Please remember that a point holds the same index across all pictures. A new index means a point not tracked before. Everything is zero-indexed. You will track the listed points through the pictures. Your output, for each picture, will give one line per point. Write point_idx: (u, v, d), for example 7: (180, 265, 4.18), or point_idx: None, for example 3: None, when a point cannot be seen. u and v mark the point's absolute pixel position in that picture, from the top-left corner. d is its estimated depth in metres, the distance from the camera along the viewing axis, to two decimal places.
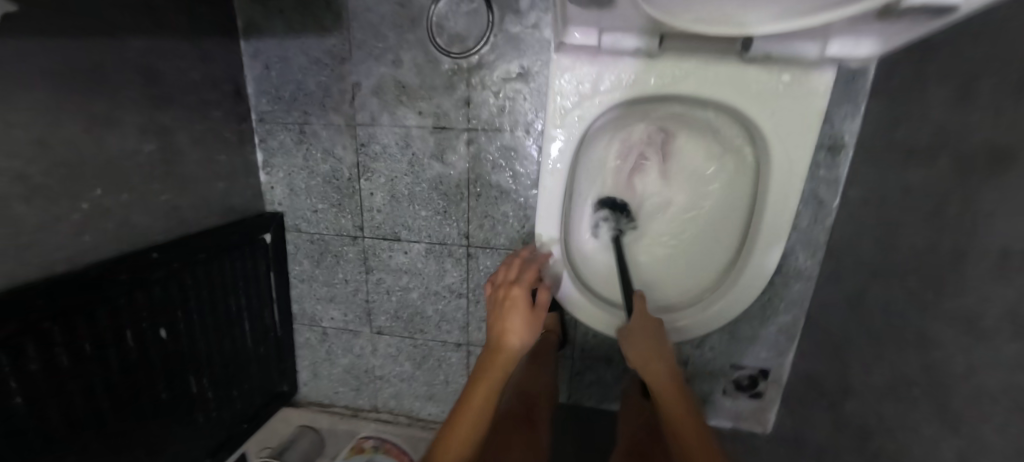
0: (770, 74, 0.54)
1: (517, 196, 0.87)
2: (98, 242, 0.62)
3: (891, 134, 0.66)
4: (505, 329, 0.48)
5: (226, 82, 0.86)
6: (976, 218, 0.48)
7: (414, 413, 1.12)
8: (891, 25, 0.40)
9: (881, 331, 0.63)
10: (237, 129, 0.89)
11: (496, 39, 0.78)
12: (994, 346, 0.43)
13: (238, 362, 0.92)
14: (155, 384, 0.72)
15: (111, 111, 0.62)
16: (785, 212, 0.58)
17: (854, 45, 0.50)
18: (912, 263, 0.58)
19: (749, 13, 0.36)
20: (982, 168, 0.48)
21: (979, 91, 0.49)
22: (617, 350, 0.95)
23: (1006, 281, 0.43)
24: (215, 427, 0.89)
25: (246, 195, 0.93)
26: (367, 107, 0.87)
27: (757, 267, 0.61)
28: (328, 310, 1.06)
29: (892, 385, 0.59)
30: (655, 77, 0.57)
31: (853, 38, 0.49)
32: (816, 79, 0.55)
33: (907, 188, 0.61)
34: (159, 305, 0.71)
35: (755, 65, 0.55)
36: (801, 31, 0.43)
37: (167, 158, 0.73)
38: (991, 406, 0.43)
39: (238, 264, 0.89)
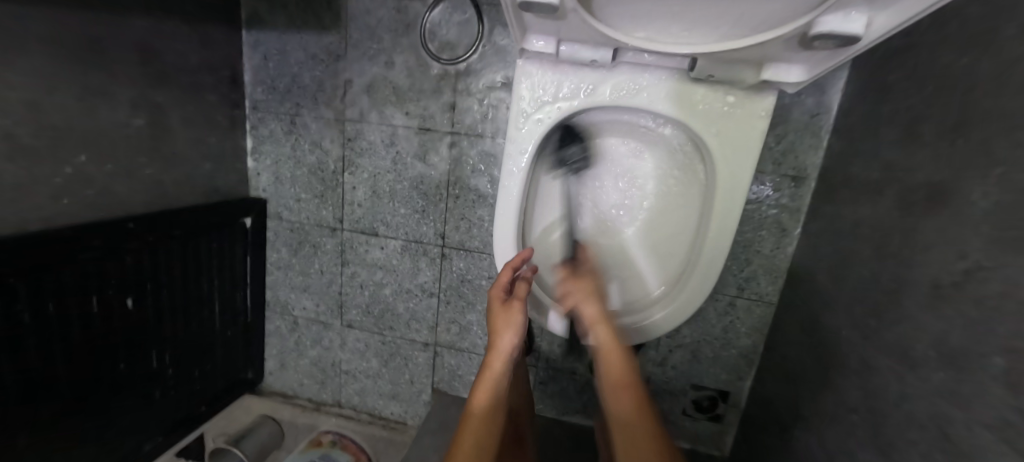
0: (716, 93, 0.50)
1: (492, 200, 0.89)
2: (76, 207, 0.64)
3: (847, 169, 0.69)
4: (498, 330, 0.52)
5: (224, 69, 0.89)
6: (914, 251, 0.50)
7: (376, 411, 1.11)
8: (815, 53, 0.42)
9: (828, 358, 0.64)
10: (229, 114, 0.92)
11: (485, 49, 0.82)
12: (926, 375, 0.45)
13: (203, 343, 0.92)
14: (115, 353, 0.72)
15: (107, 84, 0.65)
16: (725, 235, 0.53)
17: (785, 69, 0.46)
18: (857, 291, 0.60)
19: (694, 33, 0.39)
20: (922, 203, 0.50)
21: (923, 132, 0.53)
22: (580, 362, 0.95)
23: (940, 313, 0.45)
24: (172, 406, 0.88)
25: (232, 178, 0.95)
26: (357, 104, 0.90)
27: (694, 288, 0.55)
28: (300, 300, 1.06)
29: (835, 412, 0.60)
30: (610, 89, 0.52)
31: (786, 61, 0.45)
32: (756, 101, 0.50)
33: (858, 220, 0.63)
34: (130, 275, 0.72)
35: (702, 83, 0.51)
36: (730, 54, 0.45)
37: (156, 134, 0.75)
38: (919, 433, 0.44)
39: (215, 244, 0.90)
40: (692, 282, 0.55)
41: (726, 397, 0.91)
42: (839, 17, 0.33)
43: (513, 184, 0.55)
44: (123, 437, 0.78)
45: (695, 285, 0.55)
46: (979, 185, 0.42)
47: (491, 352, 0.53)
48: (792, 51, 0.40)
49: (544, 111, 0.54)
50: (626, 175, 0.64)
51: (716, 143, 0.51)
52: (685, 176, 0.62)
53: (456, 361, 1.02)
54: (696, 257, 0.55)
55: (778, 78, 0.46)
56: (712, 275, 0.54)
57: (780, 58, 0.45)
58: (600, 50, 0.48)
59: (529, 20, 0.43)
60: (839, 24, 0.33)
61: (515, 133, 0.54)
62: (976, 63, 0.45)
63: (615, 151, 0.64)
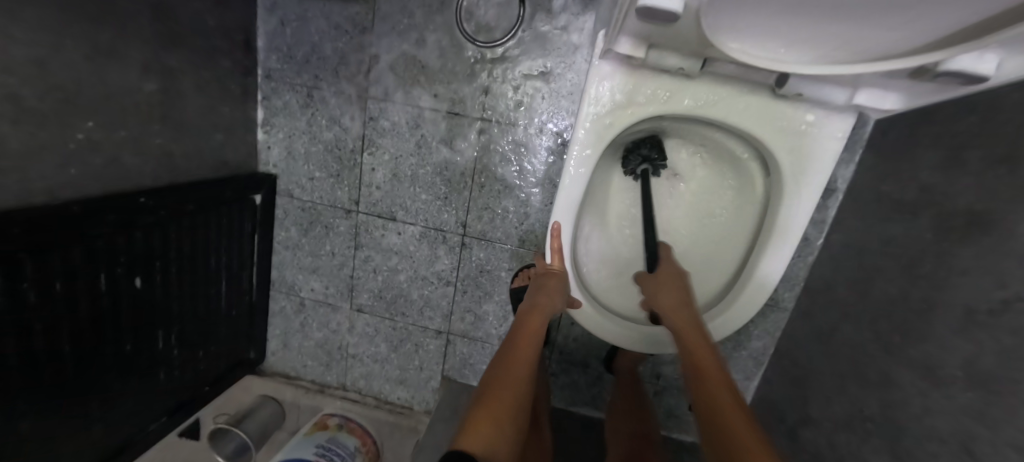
0: (796, 111, 0.52)
1: (519, 192, 0.88)
2: (86, 178, 0.58)
3: (880, 187, 0.71)
4: (537, 304, 0.56)
5: (237, 32, 0.82)
6: (946, 275, 0.52)
7: (382, 395, 1.10)
8: (915, 84, 0.45)
9: (844, 366, 0.67)
10: (241, 82, 0.86)
11: (524, 35, 0.79)
12: (950, 393, 0.47)
13: (208, 322, 0.89)
14: (121, 334, 0.68)
15: (119, 43, 0.58)
16: (784, 248, 0.55)
17: (879, 95, 0.48)
18: (882, 306, 0.63)
19: (793, 51, 0.40)
20: (961, 228, 0.52)
21: (967, 159, 0.54)
22: (594, 356, 0.97)
23: (969, 335, 0.46)
24: (176, 387, 0.86)
25: (240, 151, 0.90)
26: (382, 81, 0.86)
27: (756, 287, 0.56)
28: (309, 281, 1.03)
29: (849, 419, 0.63)
30: (689, 98, 0.53)
31: (882, 88, 0.47)
32: (833, 123, 0.52)
33: (888, 239, 0.66)
34: (139, 252, 0.68)
35: (785, 100, 0.51)
36: (838, 81, 0.47)
37: (166, 100, 0.69)
38: (938, 446, 0.47)
39: (224, 220, 0.86)
40: (754, 278, 0.56)
41: (731, 395, 0.98)
42: (973, 58, 0.35)
43: (573, 185, 0.55)
44: (128, 418, 0.76)
45: (755, 284, 0.56)
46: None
47: (528, 322, 0.54)
48: (895, 78, 0.43)
49: (617, 113, 0.54)
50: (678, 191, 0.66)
51: (785, 159, 0.53)
52: (741, 192, 0.63)
53: (469, 349, 1.01)
54: (749, 272, 0.57)
55: (872, 103, 0.48)
56: (763, 293, 0.56)
57: (878, 85, 0.47)
58: (688, 60, 0.48)
59: (625, 19, 0.42)
60: (971, 65, 0.35)
61: (581, 132, 0.54)
62: None
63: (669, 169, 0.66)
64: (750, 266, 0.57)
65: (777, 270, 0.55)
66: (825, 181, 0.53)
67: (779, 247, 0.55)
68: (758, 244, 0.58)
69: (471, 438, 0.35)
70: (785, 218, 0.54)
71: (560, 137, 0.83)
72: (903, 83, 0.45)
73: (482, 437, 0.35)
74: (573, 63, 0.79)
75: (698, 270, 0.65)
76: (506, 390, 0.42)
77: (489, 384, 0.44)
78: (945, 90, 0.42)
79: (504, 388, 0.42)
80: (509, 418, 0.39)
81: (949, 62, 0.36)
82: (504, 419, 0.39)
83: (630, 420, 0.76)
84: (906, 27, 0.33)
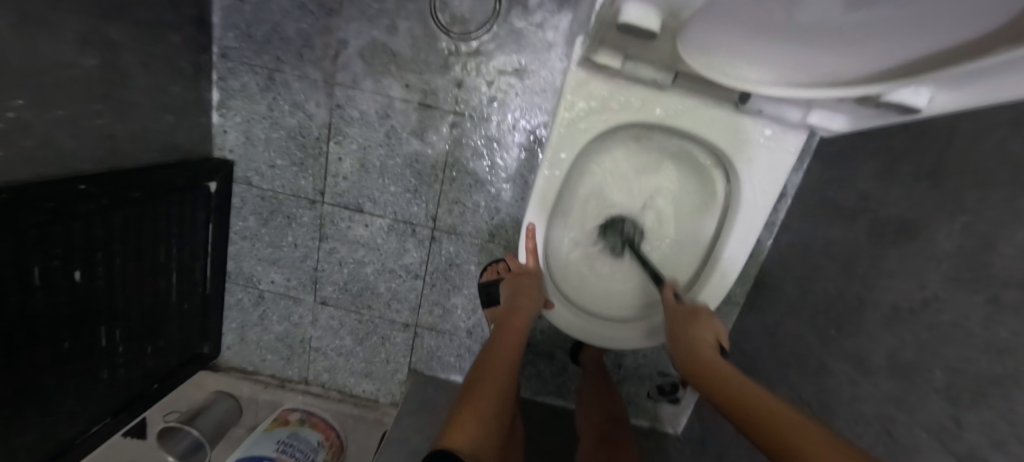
0: (757, 124, 0.55)
1: (490, 187, 0.88)
2: (22, 163, 0.53)
3: (825, 194, 0.77)
4: (517, 305, 0.59)
5: (189, 5, 0.76)
6: (876, 276, 0.59)
7: (347, 388, 1.09)
8: (860, 109, 0.49)
9: (786, 357, 0.74)
10: (194, 60, 0.80)
11: (499, 30, 0.78)
12: (874, 382, 0.53)
13: (156, 318, 0.84)
14: (58, 332, 0.63)
15: (53, 13, 0.51)
16: (741, 250, 0.59)
17: (829, 116, 0.52)
18: (820, 303, 0.69)
19: (753, 71, 0.43)
20: (889, 235, 0.58)
21: (898, 172, 0.60)
22: (560, 347, 1.00)
23: (892, 331, 0.53)
24: (119, 386, 0.80)
25: (193, 134, 0.84)
26: (350, 68, 0.83)
27: (713, 288, 0.61)
28: (269, 273, 0.99)
29: (789, 404, 0.70)
30: (661, 107, 0.55)
31: (831, 110, 0.52)
32: (789, 137, 0.56)
33: (829, 241, 0.72)
34: (77, 243, 0.63)
35: (747, 115, 0.55)
36: (793, 100, 0.51)
37: (108, 77, 0.63)
38: (863, 428, 0.53)
39: (174, 209, 0.80)
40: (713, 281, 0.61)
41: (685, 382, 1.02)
42: (910, 91, 0.39)
43: (547, 187, 0.57)
44: (66, 422, 0.71)
45: (713, 286, 0.61)
46: (944, 229, 0.49)
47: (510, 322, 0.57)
48: (844, 103, 0.47)
49: (590, 119, 0.55)
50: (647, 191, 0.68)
51: (745, 169, 0.56)
52: (702, 197, 0.66)
53: (437, 342, 1.02)
54: (708, 272, 0.62)
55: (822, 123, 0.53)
56: (719, 294, 0.61)
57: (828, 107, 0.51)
58: (662, 72, 0.50)
59: (603, 30, 0.43)
60: (908, 97, 0.40)
61: (555, 136, 0.55)
62: (956, 120, 0.51)
63: (637, 168, 0.68)
64: (709, 269, 0.62)
65: (732, 271, 0.60)
66: (777, 191, 0.57)
67: (737, 250, 0.60)
68: (717, 246, 0.62)
69: (459, 431, 0.37)
70: (743, 223, 0.59)
71: (532, 134, 0.84)
72: (850, 109, 0.49)
73: (468, 428, 0.37)
74: (547, 62, 0.79)
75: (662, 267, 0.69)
76: (489, 392, 0.44)
77: (471, 387, 0.45)
78: (884, 118, 0.47)
79: (488, 384, 0.45)
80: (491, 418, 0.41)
81: (892, 94, 0.40)
82: (487, 413, 0.41)
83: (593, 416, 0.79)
84: (854, 59, 0.36)
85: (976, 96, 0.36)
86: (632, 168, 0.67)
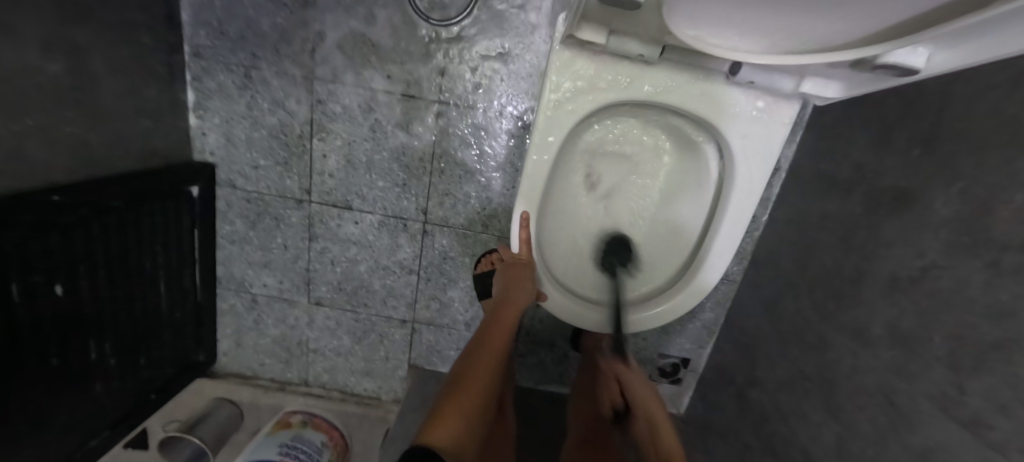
0: (750, 97, 0.54)
1: (480, 177, 0.86)
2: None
3: (819, 167, 0.77)
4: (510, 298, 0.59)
5: (156, 3, 0.72)
6: (874, 247, 0.58)
7: (348, 388, 1.08)
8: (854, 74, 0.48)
9: (787, 332, 0.74)
10: (165, 61, 0.77)
11: (480, 14, 0.76)
12: (876, 353, 0.53)
13: (148, 327, 0.83)
14: (46, 349, 0.61)
15: (12, 16, 0.48)
16: (737, 226, 0.59)
17: (823, 84, 0.51)
18: (819, 277, 0.69)
19: (744, 40, 0.41)
20: (887, 205, 0.57)
21: (893, 139, 0.59)
22: (560, 335, 1.00)
23: (892, 301, 0.52)
24: (116, 397, 0.80)
25: (171, 138, 0.82)
26: (329, 61, 0.80)
27: (711, 266, 0.60)
28: (260, 276, 0.97)
29: (790, 379, 0.70)
30: (650, 84, 0.54)
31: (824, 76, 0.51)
32: (783, 108, 0.54)
33: (825, 214, 0.71)
34: (57, 256, 0.60)
35: (739, 87, 0.54)
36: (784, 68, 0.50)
37: (76, 82, 0.60)
38: (865, 400, 0.53)
39: (157, 216, 0.78)
40: (709, 259, 0.60)
41: (687, 363, 1.05)
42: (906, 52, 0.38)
43: (536, 172, 0.55)
44: (63, 436, 0.70)
45: (710, 264, 0.60)
46: (942, 195, 0.48)
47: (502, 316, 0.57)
48: (837, 68, 0.46)
49: (579, 99, 0.53)
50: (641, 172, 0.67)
51: (739, 144, 0.55)
52: (696, 175, 0.65)
53: (435, 337, 1.01)
54: (704, 252, 0.61)
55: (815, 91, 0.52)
56: (716, 272, 0.60)
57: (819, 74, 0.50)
58: (650, 46, 0.48)
59: (587, 5, 0.42)
60: (904, 58, 0.39)
61: (541, 120, 0.54)
62: (950, 84, 0.50)
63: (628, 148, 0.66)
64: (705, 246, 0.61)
65: (729, 248, 0.60)
66: (772, 165, 0.56)
67: (732, 226, 0.59)
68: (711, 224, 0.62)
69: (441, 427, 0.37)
70: (738, 198, 0.58)
71: (520, 121, 0.82)
72: (844, 74, 0.49)
73: (451, 425, 0.38)
74: (531, 44, 0.77)
75: (657, 250, 0.68)
76: (472, 392, 0.44)
77: (458, 382, 0.45)
78: (882, 81, 0.46)
79: (474, 381, 0.45)
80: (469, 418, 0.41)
81: (888, 55, 0.39)
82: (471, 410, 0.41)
83: (590, 403, 0.79)
84: (848, 22, 0.34)
85: (973, 52, 0.34)
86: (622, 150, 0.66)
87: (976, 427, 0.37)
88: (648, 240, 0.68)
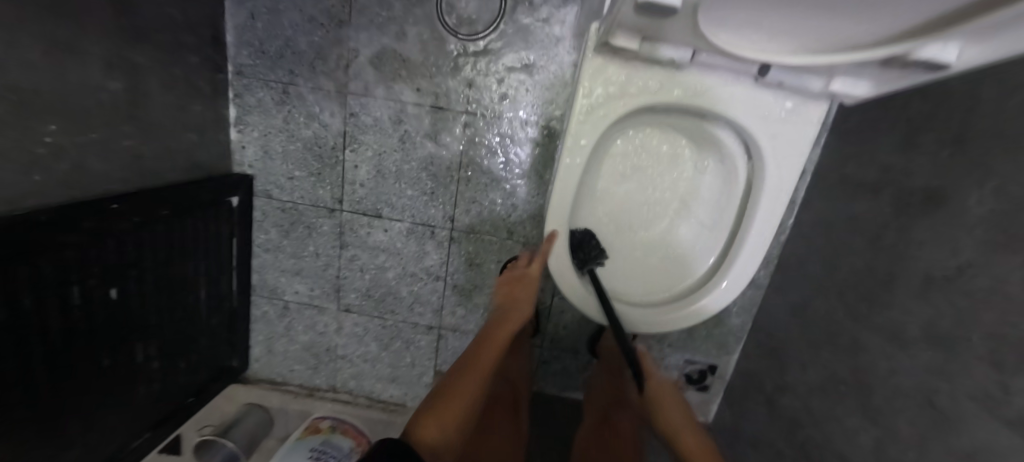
0: (776, 99, 0.55)
1: (505, 184, 0.88)
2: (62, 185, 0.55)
3: (844, 169, 0.77)
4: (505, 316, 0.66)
5: (204, 27, 0.78)
6: (906, 247, 0.58)
7: (374, 394, 1.10)
8: (881, 73, 0.49)
9: (817, 336, 0.73)
10: (211, 79, 0.82)
11: (505, 28, 0.79)
12: (914, 353, 0.52)
13: (189, 331, 0.86)
14: (98, 350, 0.65)
15: (79, 39, 0.53)
16: (768, 226, 0.59)
17: (852, 83, 0.51)
18: (849, 279, 0.68)
19: (773, 42, 0.43)
20: (918, 204, 0.57)
21: (922, 139, 0.59)
22: (584, 341, 1.00)
23: (928, 299, 0.52)
24: (158, 399, 0.83)
25: (213, 151, 0.86)
26: (362, 77, 0.84)
27: (742, 266, 0.61)
28: (292, 283, 1.01)
29: (822, 383, 0.69)
30: (678, 88, 0.55)
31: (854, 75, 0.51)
32: (809, 109, 0.55)
33: (853, 215, 0.71)
34: (112, 260, 0.64)
35: (765, 88, 0.55)
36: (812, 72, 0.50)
37: (133, 99, 0.65)
38: (903, 401, 0.52)
39: (199, 225, 0.82)
40: (741, 257, 0.60)
41: (713, 370, 1.03)
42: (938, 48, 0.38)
43: (568, 177, 0.57)
44: (108, 436, 0.72)
45: (742, 264, 0.60)
46: (975, 193, 0.48)
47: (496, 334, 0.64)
48: (866, 67, 0.46)
49: (608, 104, 0.56)
50: (666, 176, 0.68)
51: (768, 145, 0.56)
52: (723, 178, 0.66)
53: (460, 343, 1.02)
54: (734, 257, 0.61)
55: (845, 90, 0.52)
56: (748, 272, 0.61)
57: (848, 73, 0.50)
58: (680, 51, 0.50)
59: (616, 16, 0.44)
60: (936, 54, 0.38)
61: (573, 125, 0.56)
62: (978, 84, 0.51)
63: (654, 156, 0.68)
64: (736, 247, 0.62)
65: (761, 247, 0.60)
66: (800, 166, 0.57)
67: (762, 224, 0.59)
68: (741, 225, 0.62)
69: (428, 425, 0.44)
70: (768, 197, 0.58)
71: (544, 129, 0.84)
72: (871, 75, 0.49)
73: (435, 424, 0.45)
74: (555, 56, 0.80)
75: (685, 251, 0.69)
76: (460, 397, 0.50)
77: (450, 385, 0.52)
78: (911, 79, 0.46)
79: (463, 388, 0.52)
80: (459, 419, 0.49)
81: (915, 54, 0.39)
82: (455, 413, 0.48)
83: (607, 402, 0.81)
84: (874, 22, 0.36)
85: (1005, 45, 0.35)
86: (648, 158, 0.68)
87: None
88: (676, 242, 0.69)
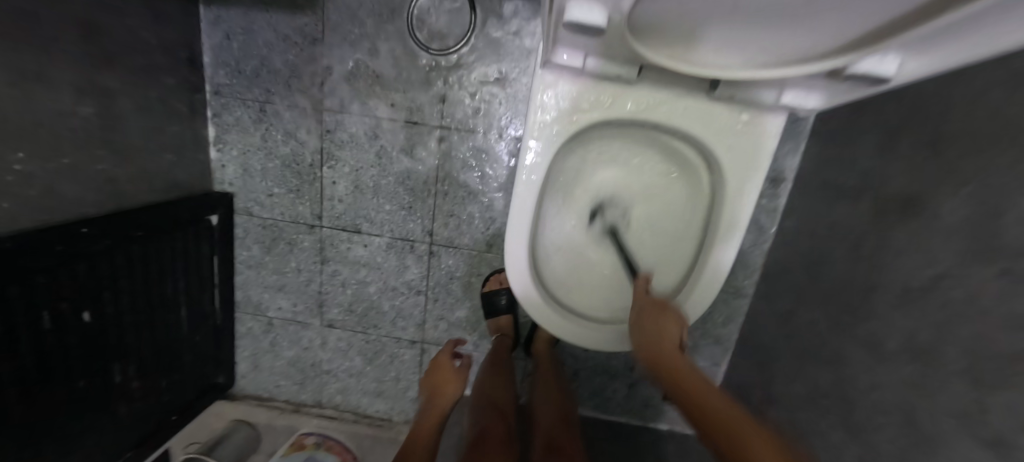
0: (732, 110, 0.54)
1: (482, 197, 0.88)
2: (32, 210, 0.56)
3: (825, 175, 0.75)
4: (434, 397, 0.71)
5: (179, 48, 0.79)
6: (884, 257, 0.56)
7: (360, 409, 1.09)
8: (834, 85, 0.48)
9: (802, 347, 0.71)
10: (188, 100, 0.83)
11: (476, 42, 0.79)
12: (893, 368, 0.50)
13: (170, 351, 0.86)
14: (71, 373, 0.65)
15: (46, 68, 0.54)
16: (732, 235, 0.58)
17: (804, 95, 0.51)
18: (831, 289, 0.66)
19: (719, 56, 0.42)
20: (895, 213, 0.55)
21: (898, 144, 0.57)
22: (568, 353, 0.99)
23: (906, 312, 0.49)
24: (138, 419, 0.82)
25: (192, 170, 0.87)
26: (337, 93, 0.84)
27: (710, 275, 0.59)
28: (275, 299, 1.01)
29: (807, 397, 0.66)
30: (630, 102, 0.55)
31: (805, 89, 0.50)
32: (767, 120, 0.55)
33: (834, 222, 0.69)
34: (85, 283, 0.64)
35: (722, 102, 0.54)
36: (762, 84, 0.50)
37: (106, 123, 0.66)
38: (884, 418, 0.50)
39: (177, 245, 0.83)
40: (709, 265, 0.58)
41: None
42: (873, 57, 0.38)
43: (528, 193, 0.56)
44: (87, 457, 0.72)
45: (710, 272, 0.59)
46: (947, 202, 0.46)
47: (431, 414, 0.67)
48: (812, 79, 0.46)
49: (566, 119, 0.55)
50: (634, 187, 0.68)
51: (728, 158, 0.55)
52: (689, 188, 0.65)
53: None
54: (700, 266, 0.60)
55: (797, 103, 0.51)
56: (717, 282, 0.59)
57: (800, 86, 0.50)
58: (626, 67, 0.50)
59: (563, 32, 0.44)
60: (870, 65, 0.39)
61: (532, 141, 0.55)
62: (949, 89, 0.49)
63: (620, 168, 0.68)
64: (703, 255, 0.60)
65: (727, 256, 0.58)
66: (762, 177, 0.56)
67: (728, 232, 0.58)
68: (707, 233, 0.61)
69: None
70: (731, 203, 0.57)
71: (519, 141, 0.83)
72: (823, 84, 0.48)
73: None
74: (526, 68, 0.79)
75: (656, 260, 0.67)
76: None
77: None
78: (862, 87, 0.46)
79: None
80: None
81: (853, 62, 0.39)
82: None
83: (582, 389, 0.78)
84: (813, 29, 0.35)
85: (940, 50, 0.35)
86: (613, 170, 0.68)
87: (998, 450, 0.34)
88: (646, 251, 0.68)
